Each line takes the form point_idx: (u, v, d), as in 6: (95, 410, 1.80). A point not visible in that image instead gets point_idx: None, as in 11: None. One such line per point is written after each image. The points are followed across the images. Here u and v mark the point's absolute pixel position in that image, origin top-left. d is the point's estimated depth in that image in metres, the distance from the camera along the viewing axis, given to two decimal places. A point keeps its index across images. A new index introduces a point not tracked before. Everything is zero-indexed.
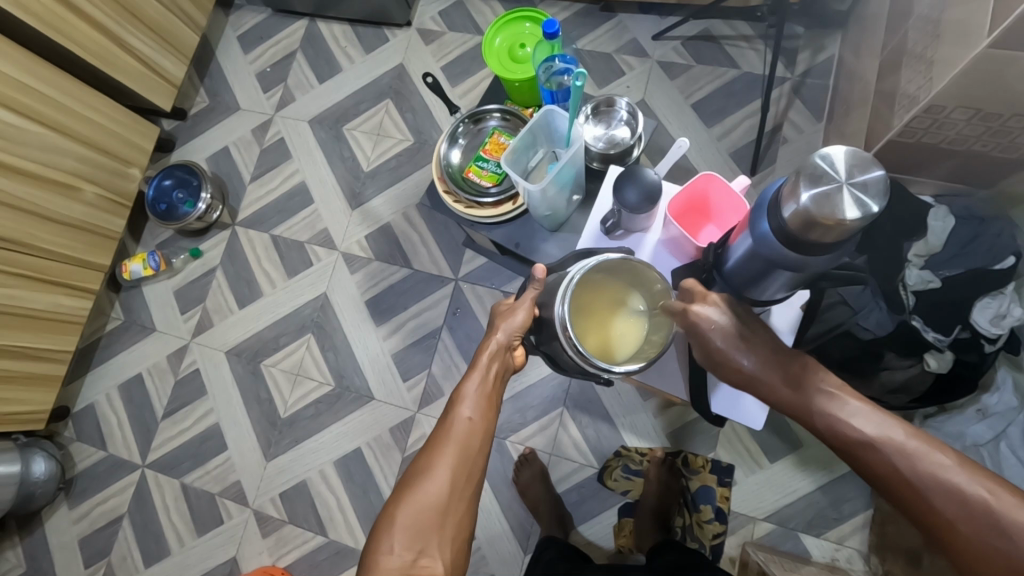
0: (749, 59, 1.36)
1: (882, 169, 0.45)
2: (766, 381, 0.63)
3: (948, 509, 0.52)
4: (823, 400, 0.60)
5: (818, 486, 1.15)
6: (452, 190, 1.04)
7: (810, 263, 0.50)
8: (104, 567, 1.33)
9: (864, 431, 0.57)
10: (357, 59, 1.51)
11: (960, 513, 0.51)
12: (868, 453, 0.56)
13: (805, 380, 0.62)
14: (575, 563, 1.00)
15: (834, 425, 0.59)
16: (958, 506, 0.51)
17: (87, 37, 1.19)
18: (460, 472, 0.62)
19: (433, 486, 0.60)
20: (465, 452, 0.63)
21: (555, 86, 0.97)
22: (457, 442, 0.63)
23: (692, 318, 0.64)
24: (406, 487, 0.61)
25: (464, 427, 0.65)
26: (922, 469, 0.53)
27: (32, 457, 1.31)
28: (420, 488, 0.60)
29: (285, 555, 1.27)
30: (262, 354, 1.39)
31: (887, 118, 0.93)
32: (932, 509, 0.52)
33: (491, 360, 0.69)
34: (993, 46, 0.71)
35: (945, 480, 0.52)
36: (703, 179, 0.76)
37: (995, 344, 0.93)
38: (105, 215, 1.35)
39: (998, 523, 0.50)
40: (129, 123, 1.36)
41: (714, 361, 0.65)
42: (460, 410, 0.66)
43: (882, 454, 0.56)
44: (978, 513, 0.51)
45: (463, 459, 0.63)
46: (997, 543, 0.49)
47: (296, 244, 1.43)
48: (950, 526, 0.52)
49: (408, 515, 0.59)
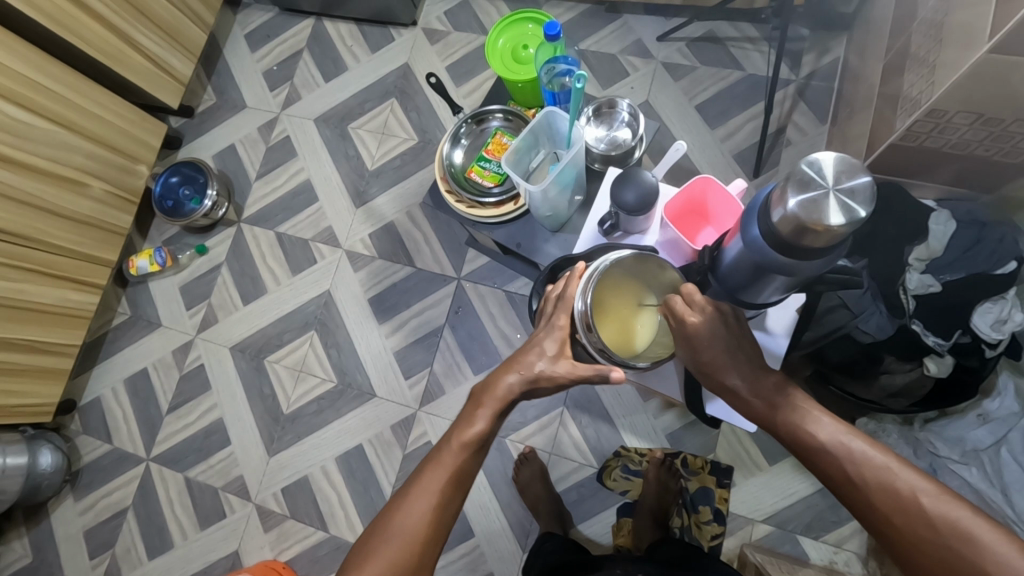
0: (754, 61, 1.36)
1: (870, 176, 0.45)
2: (745, 399, 0.62)
3: (886, 508, 0.53)
4: (789, 413, 0.59)
5: (817, 488, 1.15)
6: (454, 190, 1.05)
7: (802, 267, 0.51)
8: (108, 558, 1.35)
9: (820, 438, 0.57)
10: (363, 58, 1.52)
11: (897, 512, 0.53)
12: (820, 456, 0.57)
13: (778, 395, 0.61)
14: (574, 553, 1.01)
15: (797, 434, 0.59)
16: (894, 504, 0.53)
17: (96, 35, 1.20)
18: (428, 539, 0.60)
19: (399, 551, 0.59)
20: (437, 514, 0.61)
21: (557, 88, 0.97)
22: (431, 502, 0.61)
23: (690, 330, 0.62)
24: (374, 540, 0.60)
25: (442, 486, 0.62)
26: (867, 471, 0.55)
27: (39, 448, 1.32)
28: (385, 549, 0.59)
29: (286, 549, 1.28)
30: (266, 350, 1.40)
31: (889, 122, 0.93)
32: (874, 510, 0.54)
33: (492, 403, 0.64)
34: (994, 51, 0.71)
35: (885, 480, 0.54)
36: (700, 183, 0.76)
37: (995, 349, 0.93)
38: (112, 211, 1.36)
39: (931, 520, 0.51)
40: (137, 120, 1.37)
41: (703, 373, 0.64)
42: (440, 464, 0.63)
43: (830, 456, 0.56)
44: (913, 511, 0.52)
45: (435, 523, 0.60)
46: (932, 541, 0.51)
47: (301, 242, 1.44)
48: (890, 524, 0.53)
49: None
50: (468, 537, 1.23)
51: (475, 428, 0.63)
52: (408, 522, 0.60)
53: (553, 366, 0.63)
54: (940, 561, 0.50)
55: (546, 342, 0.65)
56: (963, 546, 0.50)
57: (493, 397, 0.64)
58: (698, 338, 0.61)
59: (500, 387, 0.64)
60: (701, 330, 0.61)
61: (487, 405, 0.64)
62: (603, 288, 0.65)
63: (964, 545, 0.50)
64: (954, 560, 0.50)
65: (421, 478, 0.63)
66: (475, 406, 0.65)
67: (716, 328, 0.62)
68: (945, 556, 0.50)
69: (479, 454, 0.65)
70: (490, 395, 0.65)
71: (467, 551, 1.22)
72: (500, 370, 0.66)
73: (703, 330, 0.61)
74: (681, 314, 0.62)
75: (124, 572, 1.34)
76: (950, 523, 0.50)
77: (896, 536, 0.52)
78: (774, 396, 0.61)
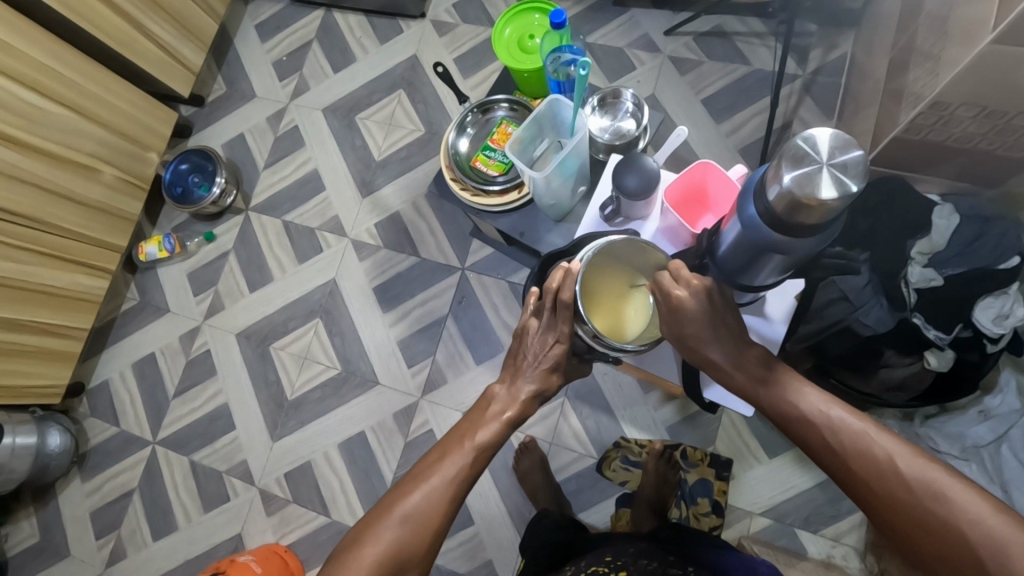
0: (761, 56, 1.36)
1: (862, 152, 0.46)
2: (728, 372, 0.63)
3: (865, 474, 0.54)
4: (773, 386, 0.61)
5: (816, 483, 1.15)
6: (459, 178, 1.07)
7: (797, 245, 0.51)
8: (113, 539, 1.37)
9: (802, 408, 0.59)
10: (372, 49, 1.53)
11: (875, 477, 0.54)
12: (801, 427, 0.59)
13: (762, 369, 0.62)
14: (567, 531, 1.01)
15: (780, 405, 0.61)
16: (871, 470, 0.54)
17: (109, 22, 1.22)
18: (437, 529, 0.59)
19: (407, 534, 0.58)
20: (449, 507, 0.60)
21: (563, 77, 0.99)
22: (445, 493, 0.61)
23: (675, 306, 0.62)
24: (380, 521, 0.59)
25: (458, 479, 0.62)
26: (846, 439, 0.56)
27: (47, 430, 1.35)
28: (393, 531, 0.58)
29: (288, 533, 1.30)
30: (271, 338, 1.42)
31: (893, 114, 0.93)
32: (854, 476, 0.55)
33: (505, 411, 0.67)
34: (996, 42, 0.70)
35: (862, 446, 0.55)
36: (699, 169, 0.77)
37: (997, 344, 0.93)
38: (122, 198, 1.38)
39: (907, 482, 0.52)
40: (148, 108, 1.39)
41: (689, 350, 0.64)
42: (459, 455, 0.63)
43: (810, 426, 0.59)
44: (889, 474, 0.53)
45: (446, 515, 0.60)
46: (908, 502, 0.52)
47: (307, 231, 1.46)
48: (868, 490, 0.54)
49: (370, 561, 0.57)
50: (468, 525, 1.24)
51: (493, 429, 0.65)
52: (420, 507, 0.59)
53: (560, 376, 0.69)
54: (917, 521, 0.51)
55: (552, 351, 0.67)
56: (938, 505, 0.51)
57: (512, 408, 0.67)
58: (684, 313, 0.62)
59: (516, 397, 0.67)
60: (687, 305, 0.62)
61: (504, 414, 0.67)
62: (591, 277, 0.68)
63: (938, 504, 0.51)
64: (930, 519, 0.51)
65: (438, 467, 0.62)
66: (495, 408, 0.67)
67: (704, 303, 0.62)
68: (921, 516, 0.51)
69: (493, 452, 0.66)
70: (510, 404, 0.67)
71: (466, 538, 1.24)
72: (512, 373, 0.70)
73: (688, 307, 0.62)
74: (668, 290, 0.63)
75: (129, 554, 1.36)
76: (925, 485, 0.52)
77: (875, 501, 0.54)
78: (761, 369, 0.62)
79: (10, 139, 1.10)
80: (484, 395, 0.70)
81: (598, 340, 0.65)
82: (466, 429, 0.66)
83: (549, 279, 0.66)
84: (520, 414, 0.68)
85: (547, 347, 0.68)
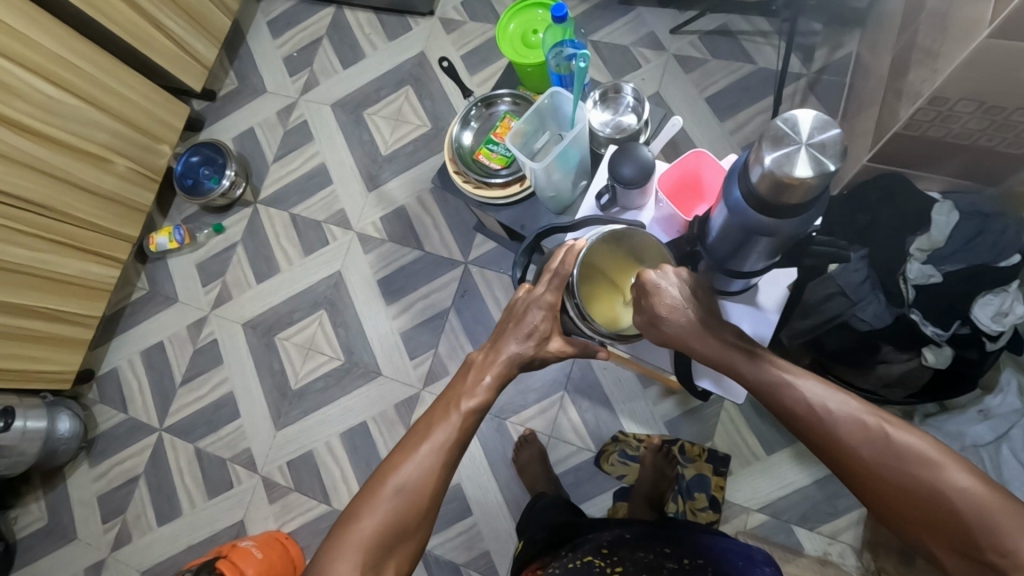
0: (765, 55, 1.37)
1: (841, 131, 0.48)
2: (704, 338, 0.63)
3: (852, 441, 0.54)
4: (761, 358, 0.61)
5: (814, 480, 1.15)
6: (462, 171, 1.08)
7: (782, 225, 0.54)
8: (119, 523, 1.40)
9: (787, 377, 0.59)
10: (380, 46, 1.55)
11: (863, 442, 0.53)
12: (787, 394, 0.58)
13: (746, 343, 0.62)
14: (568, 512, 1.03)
15: (768, 375, 0.60)
16: (860, 437, 0.53)
17: (124, 16, 1.25)
18: (432, 496, 0.60)
19: (402, 506, 0.59)
20: (440, 474, 0.61)
21: (565, 71, 1.00)
22: (435, 461, 0.61)
23: (645, 284, 0.63)
24: (375, 491, 0.59)
25: (448, 446, 0.62)
26: (833, 407, 0.55)
27: (57, 414, 1.38)
28: (389, 502, 0.59)
29: (290, 521, 1.32)
30: (276, 328, 1.44)
31: (893, 109, 0.91)
32: (839, 442, 0.54)
33: (489, 371, 0.66)
34: (993, 36, 0.69)
35: (852, 413, 0.54)
36: (693, 157, 0.79)
37: (996, 342, 0.93)
38: (134, 188, 1.41)
39: (896, 449, 0.52)
40: (161, 101, 1.42)
41: (653, 328, 0.64)
42: (446, 425, 0.63)
43: (800, 395, 0.57)
44: (878, 441, 0.53)
45: (439, 482, 0.60)
46: (892, 467, 0.51)
47: (314, 224, 1.48)
48: (854, 454, 0.53)
49: (367, 533, 0.57)
50: (467, 515, 1.25)
51: (479, 397, 0.65)
52: (412, 478, 0.59)
53: (543, 346, 0.68)
54: (901, 486, 0.51)
55: (537, 321, 0.67)
56: (925, 472, 0.50)
57: (491, 372, 0.66)
58: (654, 288, 0.63)
59: (499, 361, 0.67)
60: (659, 282, 0.63)
61: (492, 371, 0.66)
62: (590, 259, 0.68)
63: (927, 471, 0.50)
64: (915, 484, 0.50)
65: (427, 435, 0.62)
66: (476, 375, 0.66)
67: (678, 284, 0.64)
68: (907, 481, 0.50)
69: (480, 416, 0.66)
70: (489, 369, 0.66)
71: (464, 528, 1.25)
72: (495, 339, 0.69)
73: (668, 285, 0.63)
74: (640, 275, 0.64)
75: (134, 538, 1.38)
76: (915, 453, 0.51)
77: (859, 466, 0.53)
78: (742, 348, 0.62)
79: (25, 128, 1.13)
80: (464, 361, 0.69)
81: (588, 322, 0.67)
82: (451, 396, 0.65)
83: (552, 257, 0.68)
84: (503, 378, 0.66)
85: (533, 317, 0.67)
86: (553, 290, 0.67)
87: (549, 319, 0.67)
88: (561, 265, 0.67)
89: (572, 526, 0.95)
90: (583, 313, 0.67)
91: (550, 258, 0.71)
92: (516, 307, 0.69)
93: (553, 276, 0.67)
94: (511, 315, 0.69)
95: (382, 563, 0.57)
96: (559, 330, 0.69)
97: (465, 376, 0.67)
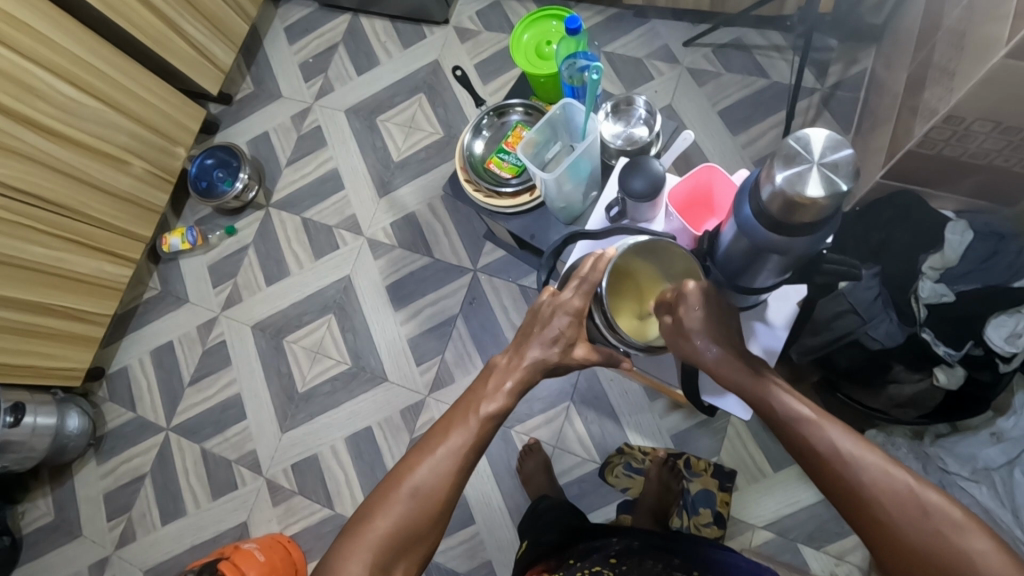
0: (779, 69, 1.37)
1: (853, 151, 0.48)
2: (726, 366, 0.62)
3: (876, 491, 0.52)
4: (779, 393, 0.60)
5: (821, 498, 1.14)
6: (473, 179, 1.09)
7: (792, 244, 0.54)
8: (124, 521, 1.41)
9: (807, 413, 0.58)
10: (395, 53, 1.56)
11: (884, 493, 0.52)
12: (812, 434, 0.56)
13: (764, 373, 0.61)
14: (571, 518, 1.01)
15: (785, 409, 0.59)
16: (885, 489, 0.52)
17: (145, 20, 1.27)
18: (446, 500, 0.60)
19: (415, 509, 0.59)
20: (455, 479, 0.60)
21: (577, 83, 1.01)
22: (452, 465, 0.61)
23: (680, 301, 0.63)
24: (390, 492, 0.60)
25: (464, 451, 0.62)
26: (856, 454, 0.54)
27: (67, 411, 1.39)
28: (403, 503, 0.59)
29: (293, 524, 1.32)
30: (285, 331, 1.45)
31: (908, 127, 0.89)
32: (863, 491, 0.53)
33: (509, 374, 0.66)
34: (1009, 57, 0.68)
35: (876, 464, 0.53)
36: (704, 171, 0.79)
37: (1010, 364, 0.90)
38: (151, 189, 1.42)
39: (920, 505, 0.51)
40: (179, 104, 1.44)
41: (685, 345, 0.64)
42: (463, 430, 0.63)
43: (825, 438, 0.56)
44: (901, 496, 0.52)
45: (454, 486, 0.60)
46: (914, 522, 0.51)
47: (325, 228, 1.49)
48: (875, 505, 0.52)
49: (380, 534, 0.57)
50: (469, 524, 1.25)
51: (499, 401, 0.64)
52: (429, 481, 0.60)
53: (568, 353, 0.67)
54: (924, 543, 0.50)
55: (563, 327, 0.66)
56: (949, 533, 0.50)
57: (514, 377, 0.65)
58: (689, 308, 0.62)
59: (522, 366, 0.66)
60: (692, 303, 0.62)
61: (513, 374, 0.66)
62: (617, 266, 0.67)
63: (951, 534, 0.49)
64: (937, 544, 0.50)
65: (444, 439, 0.62)
66: (497, 379, 0.66)
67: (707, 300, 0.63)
68: (930, 541, 0.50)
69: (498, 423, 0.65)
70: (511, 374, 0.66)
71: (467, 537, 1.24)
72: (519, 342, 0.69)
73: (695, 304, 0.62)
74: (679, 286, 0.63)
75: (139, 537, 1.39)
76: (939, 511, 0.51)
77: (877, 518, 0.52)
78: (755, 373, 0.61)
79: (45, 129, 1.15)
80: (486, 363, 0.69)
81: (614, 332, 0.67)
82: (470, 399, 0.65)
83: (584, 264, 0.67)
84: (524, 384, 0.66)
85: (558, 322, 0.66)
86: (581, 296, 0.66)
87: (575, 324, 0.66)
88: (590, 271, 0.65)
89: (573, 532, 0.95)
90: (610, 323, 0.66)
91: (577, 264, 0.70)
92: (538, 305, 0.68)
93: (581, 282, 0.66)
94: (536, 318, 0.68)
95: (392, 563, 0.57)
96: (583, 337, 0.68)
97: (483, 379, 0.67)
